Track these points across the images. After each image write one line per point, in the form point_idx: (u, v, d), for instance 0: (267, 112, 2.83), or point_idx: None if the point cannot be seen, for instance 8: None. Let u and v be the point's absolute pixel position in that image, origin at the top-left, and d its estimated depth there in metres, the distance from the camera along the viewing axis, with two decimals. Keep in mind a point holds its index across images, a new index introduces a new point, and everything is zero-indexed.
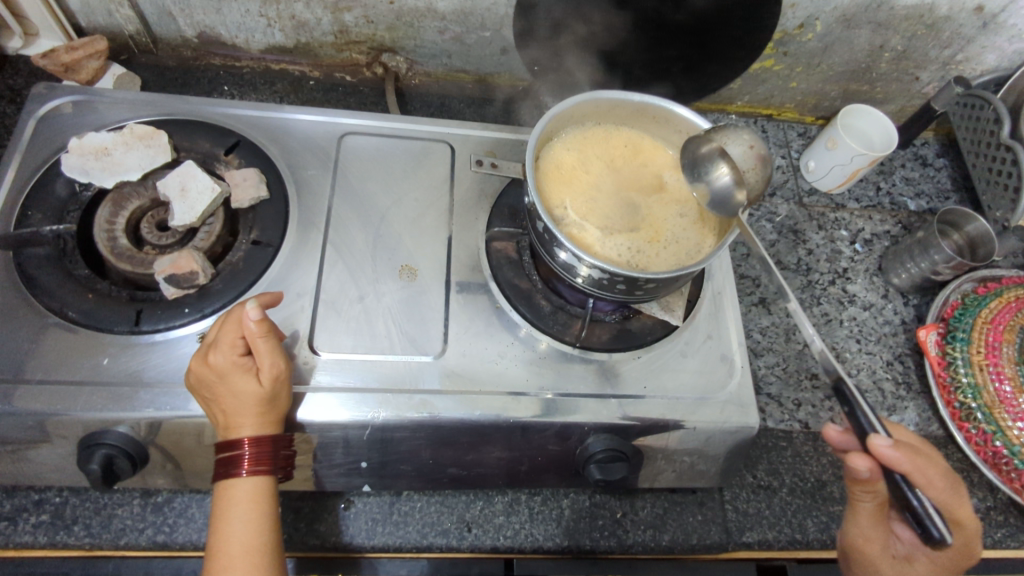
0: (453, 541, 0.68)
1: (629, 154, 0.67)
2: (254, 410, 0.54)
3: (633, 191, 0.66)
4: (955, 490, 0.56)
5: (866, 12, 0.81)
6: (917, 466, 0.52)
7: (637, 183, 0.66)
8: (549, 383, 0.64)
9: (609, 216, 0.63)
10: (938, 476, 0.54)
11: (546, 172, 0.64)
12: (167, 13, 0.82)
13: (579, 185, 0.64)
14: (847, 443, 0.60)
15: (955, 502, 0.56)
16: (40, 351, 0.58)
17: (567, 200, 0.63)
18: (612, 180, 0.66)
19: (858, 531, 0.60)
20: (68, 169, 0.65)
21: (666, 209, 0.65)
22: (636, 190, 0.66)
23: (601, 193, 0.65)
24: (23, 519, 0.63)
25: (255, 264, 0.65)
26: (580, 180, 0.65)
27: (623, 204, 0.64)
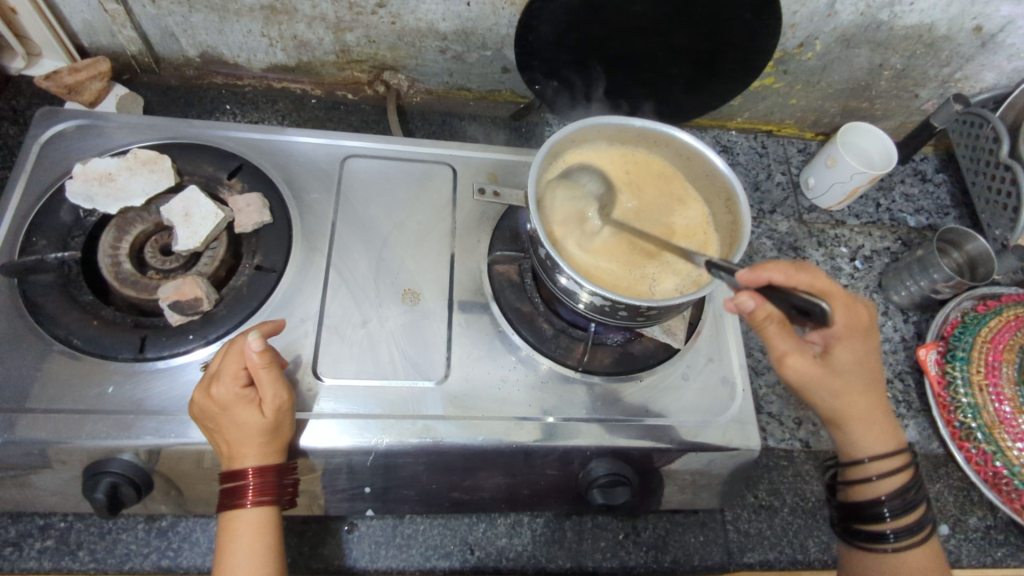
0: (456, 564, 0.69)
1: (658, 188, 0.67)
2: (257, 441, 0.55)
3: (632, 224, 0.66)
4: (800, 279, 0.52)
5: (866, 32, 0.82)
6: (772, 268, 0.50)
7: (647, 219, 0.66)
8: (551, 407, 0.64)
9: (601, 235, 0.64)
10: (779, 268, 0.51)
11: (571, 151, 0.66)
12: (169, 33, 0.83)
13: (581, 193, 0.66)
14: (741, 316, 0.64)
15: (812, 278, 0.53)
16: (43, 380, 0.59)
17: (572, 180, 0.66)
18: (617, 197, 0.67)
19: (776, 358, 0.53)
20: (72, 195, 0.66)
21: (646, 256, 0.64)
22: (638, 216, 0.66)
23: (608, 206, 0.66)
24: (28, 544, 0.64)
25: (258, 290, 0.65)
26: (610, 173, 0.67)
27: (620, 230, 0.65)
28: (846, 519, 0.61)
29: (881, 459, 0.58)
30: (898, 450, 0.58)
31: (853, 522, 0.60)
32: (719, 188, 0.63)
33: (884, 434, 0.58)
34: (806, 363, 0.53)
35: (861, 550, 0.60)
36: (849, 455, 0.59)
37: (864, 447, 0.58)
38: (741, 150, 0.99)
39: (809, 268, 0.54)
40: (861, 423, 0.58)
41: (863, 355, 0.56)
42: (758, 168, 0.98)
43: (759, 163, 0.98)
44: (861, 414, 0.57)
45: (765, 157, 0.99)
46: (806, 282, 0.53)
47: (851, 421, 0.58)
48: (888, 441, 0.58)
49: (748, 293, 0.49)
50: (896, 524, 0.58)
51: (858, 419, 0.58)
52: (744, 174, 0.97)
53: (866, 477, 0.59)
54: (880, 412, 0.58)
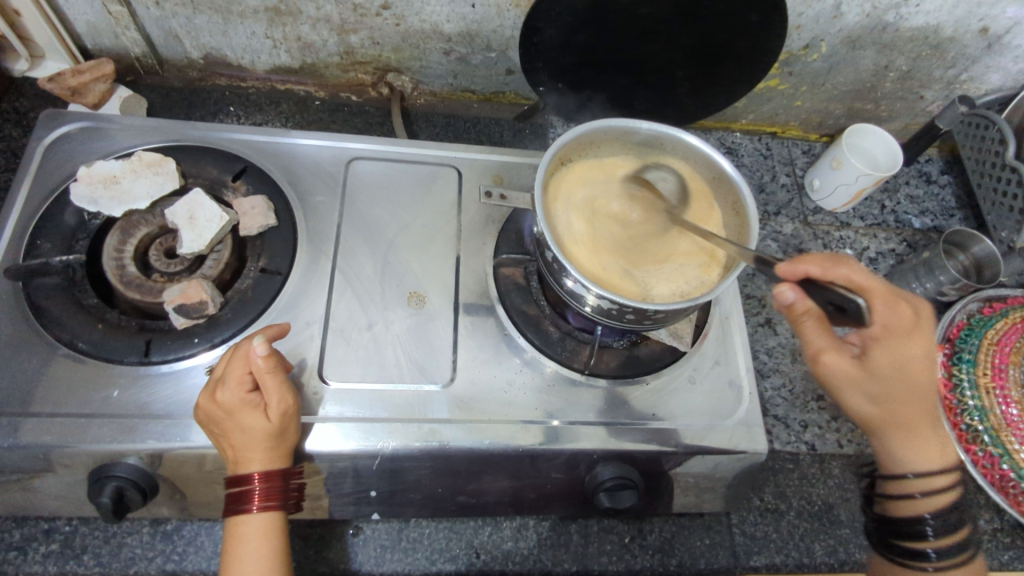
0: (461, 568, 0.68)
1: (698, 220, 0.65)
2: (263, 446, 0.54)
3: (641, 231, 0.65)
4: (837, 273, 0.53)
5: (871, 34, 0.81)
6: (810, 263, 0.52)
7: (667, 237, 0.65)
8: (557, 411, 0.64)
9: (598, 216, 0.65)
10: (818, 262, 0.52)
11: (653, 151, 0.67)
12: (173, 35, 0.82)
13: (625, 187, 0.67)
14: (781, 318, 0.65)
15: (851, 273, 0.54)
16: (48, 383, 0.58)
17: (643, 172, 0.68)
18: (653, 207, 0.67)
19: (813, 354, 0.53)
20: (77, 198, 0.66)
21: (624, 257, 0.63)
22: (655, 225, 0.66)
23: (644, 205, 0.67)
24: (32, 548, 0.63)
25: (263, 293, 0.65)
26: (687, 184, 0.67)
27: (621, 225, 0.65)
28: (886, 534, 0.60)
29: (926, 476, 0.57)
30: (944, 467, 0.57)
31: (894, 538, 0.59)
32: (727, 191, 0.62)
33: (929, 450, 0.57)
34: (844, 361, 0.53)
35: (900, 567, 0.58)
36: (891, 469, 0.59)
37: (906, 461, 0.57)
38: (746, 151, 0.99)
39: (847, 261, 0.55)
40: (902, 435, 0.57)
41: (908, 361, 0.55)
42: (762, 170, 0.98)
43: (764, 165, 0.98)
44: (903, 424, 0.57)
45: (769, 159, 0.99)
46: (845, 276, 0.54)
47: (892, 432, 0.57)
48: (934, 457, 0.57)
49: (789, 285, 0.50)
50: (940, 542, 0.56)
51: (900, 431, 0.57)
52: (749, 176, 0.97)
53: (909, 493, 0.57)
54: (923, 423, 0.57)
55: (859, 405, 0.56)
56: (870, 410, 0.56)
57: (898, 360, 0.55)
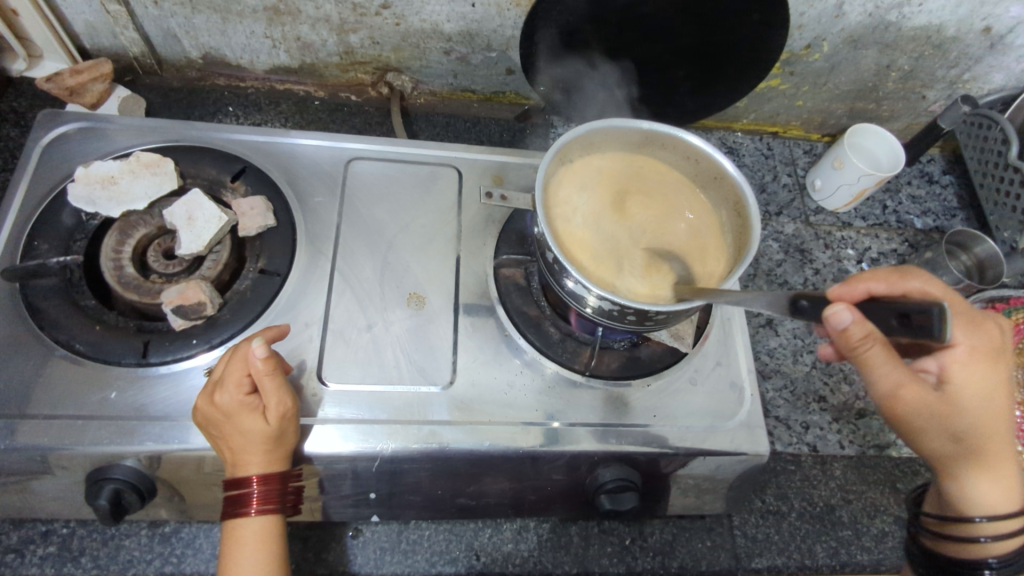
0: (461, 570, 0.68)
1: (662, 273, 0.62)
2: (261, 449, 0.54)
3: (621, 236, 0.64)
4: (903, 289, 0.53)
5: (874, 33, 0.81)
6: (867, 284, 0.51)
7: (636, 247, 0.64)
8: (557, 412, 0.63)
9: (632, 196, 0.67)
10: (881, 283, 0.52)
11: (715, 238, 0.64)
12: (172, 35, 0.82)
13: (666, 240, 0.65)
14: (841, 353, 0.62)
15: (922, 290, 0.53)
16: (45, 384, 0.58)
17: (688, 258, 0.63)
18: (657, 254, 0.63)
19: (888, 388, 0.50)
20: (74, 199, 0.65)
21: (597, 211, 0.65)
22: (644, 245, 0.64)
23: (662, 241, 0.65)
24: (29, 551, 0.63)
25: (262, 294, 0.64)
26: (697, 273, 0.62)
27: (630, 217, 0.66)
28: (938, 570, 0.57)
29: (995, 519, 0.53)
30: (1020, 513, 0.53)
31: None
32: (729, 191, 0.62)
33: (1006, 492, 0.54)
34: (918, 393, 0.50)
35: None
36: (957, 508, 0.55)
37: (980, 504, 0.54)
38: (747, 151, 0.99)
39: (919, 274, 0.55)
40: (979, 473, 0.53)
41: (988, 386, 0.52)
42: (764, 170, 0.97)
43: (765, 165, 0.98)
44: (982, 461, 0.53)
45: (771, 159, 0.99)
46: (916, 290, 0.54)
47: (967, 469, 0.53)
48: (1010, 501, 0.53)
49: (845, 305, 0.44)
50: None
51: (977, 468, 0.53)
52: (751, 176, 0.96)
53: (974, 535, 0.54)
54: (1005, 463, 0.53)
55: (935, 439, 0.53)
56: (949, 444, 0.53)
57: (979, 387, 0.52)
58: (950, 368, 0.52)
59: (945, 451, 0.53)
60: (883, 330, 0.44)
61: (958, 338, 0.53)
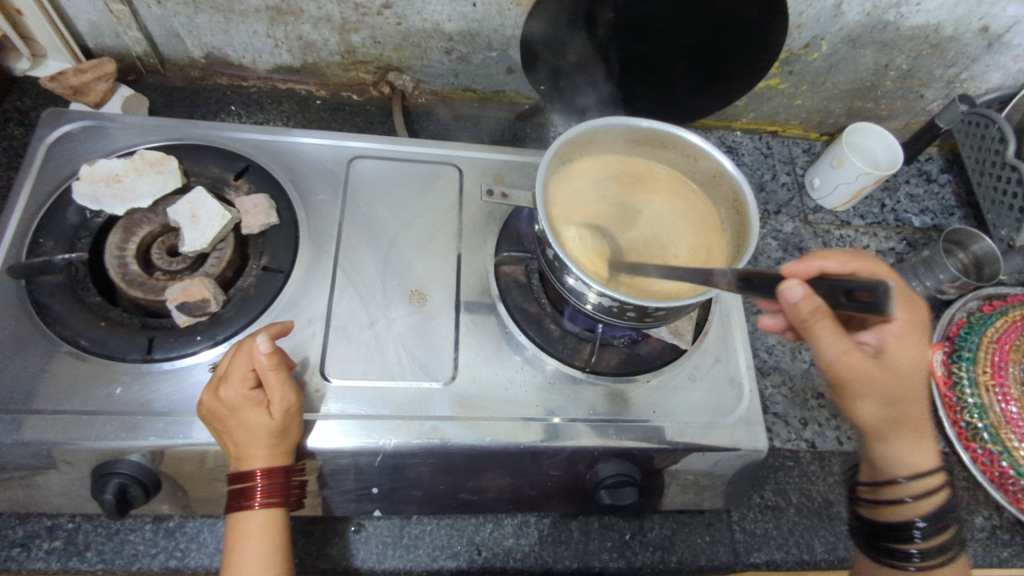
0: (463, 564, 0.69)
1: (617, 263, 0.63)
2: (265, 443, 0.55)
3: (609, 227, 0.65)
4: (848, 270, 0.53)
5: (871, 33, 0.82)
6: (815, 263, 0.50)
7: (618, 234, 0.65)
8: (557, 408, 0.64)
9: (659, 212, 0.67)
10: (835, 263, 0.52)
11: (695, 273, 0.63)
12: (175, 34, 0.83)
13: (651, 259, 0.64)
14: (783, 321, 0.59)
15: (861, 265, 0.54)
16: (50, 380, 0.59)
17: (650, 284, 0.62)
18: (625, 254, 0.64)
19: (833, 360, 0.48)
20: (79, 197, 0.66)
21: (608, 193, 0.67)
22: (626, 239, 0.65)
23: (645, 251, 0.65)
24: (35, 545, 0.64)
25: (265, 291, 0.65)
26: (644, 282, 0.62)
27: (636, 220, 0.66)
28: (872, 536, 0.58)
29: (917, 478, 0.55)
30: (936, 468, 0.55)
31: (883, 540, 0.57)
32: (728, 190, 0.62)
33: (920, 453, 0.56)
34: (860, 363, 0.48)
35: (887, 568, 0.56)
36: (884, 472, 0.56)
37: (903, 464, 0.55)
38: (746, 150, 0.99)
39: (865, 257, 0.56)
40: (902, 435, 0.55)
41: (915, 357, 0.53)
42: (763, 169, 0.98)
43: (764, 164, 0.98)
44: (902, 423, 0.54)
45: (769, 158, 0.99)
46: (863, 270, 0.55)
47: (892, 432, 0.54)
48: (927, 458, 0.55)
49: (796, 280, 0.42)
50: (927, 544, 0.54)
51: (900, 430, 0.54)
52: (749, 175, 0.97)
53: (900, 497, 0.55)
54: (922, 425, 0.55)
55: (869, 406, 0.52)
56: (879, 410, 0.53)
57: (907, 359, 0.53)
58: (888, 341, 0.52)
59: (878, 418, 0.53)
60: (833, 304, 0.42)
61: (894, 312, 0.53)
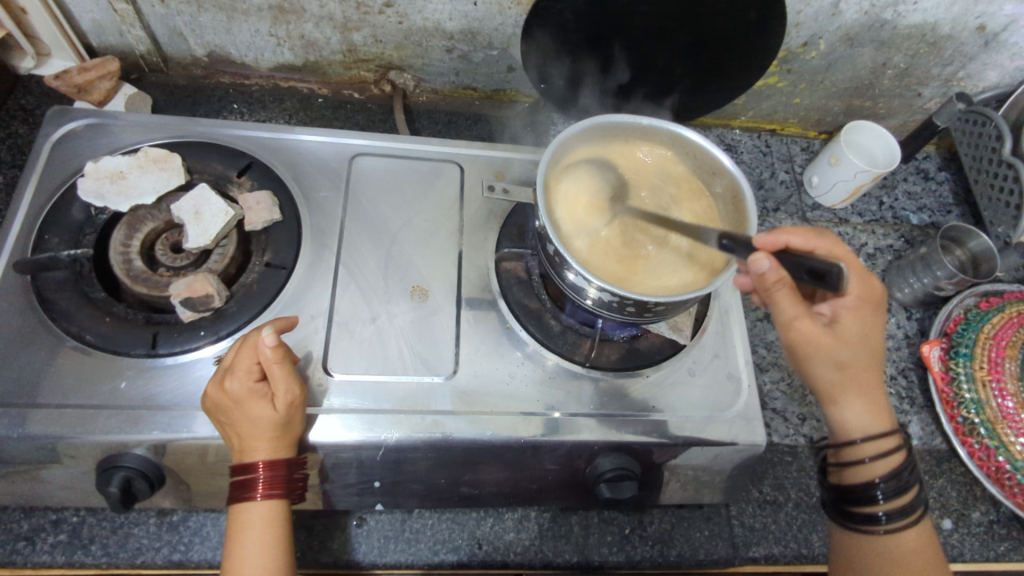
0: (464, 558, 0.69)
1: (588, 225, 0.65)
2: (268, 435, 0.55)
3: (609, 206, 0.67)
4: (817, 244, 0.57)
5: (869, 31, 0.82)
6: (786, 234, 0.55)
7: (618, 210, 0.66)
8: (557, 402, 0.64)
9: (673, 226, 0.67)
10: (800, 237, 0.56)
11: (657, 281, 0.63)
12: (178, 33, 0.83)
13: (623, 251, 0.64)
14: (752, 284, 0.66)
15: (827, 243, 0.58)
16: (55, 375, 0.59)
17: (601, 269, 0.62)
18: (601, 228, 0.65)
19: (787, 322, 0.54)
20: (84, 194, 0.66)
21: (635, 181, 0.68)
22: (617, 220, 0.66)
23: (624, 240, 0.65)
24: (40, 539, 0.64)
25: (268, 287, 0.66)
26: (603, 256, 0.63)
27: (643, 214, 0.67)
28: (838, 502, 0.61)
29: (874, 441, 0.57)
30: (889, 431, 0.57)
31: (847, 505, 0.60)
32: (726, 186, 0.63)
33: (875, 414, 0.58)
34: (813, 328, 0.54)
35: (854, 532, 0.59)
36: (841, 436, 0.59)
37: (858, 427, 0.58)
38: (744, 148, 1.00)
39: (826, 236, 0.59)
40: (855, 398, 0.57)
41: (869, 327, 0.57)
42: (761, 167, 0.98)
43: (763, 162, 0.99)
44: (856, 387, 0.57)
45: (768, 156, 1.00)
46: (822, 248, 0.58)
47: (844, 394, 0.57)
48: (879, 420, 0.58)
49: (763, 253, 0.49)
50: (890, 506, 0.57)
51: (852, 392, 0.57)
52: (748, 173, 0.98)
53: (859, 458, 0.58)
54: (875, 389, 0.58)
55: (821, 369, 0.56)
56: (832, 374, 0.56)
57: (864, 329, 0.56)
58: (842, 311, 0.56)
59: (830, 381, 0.56)
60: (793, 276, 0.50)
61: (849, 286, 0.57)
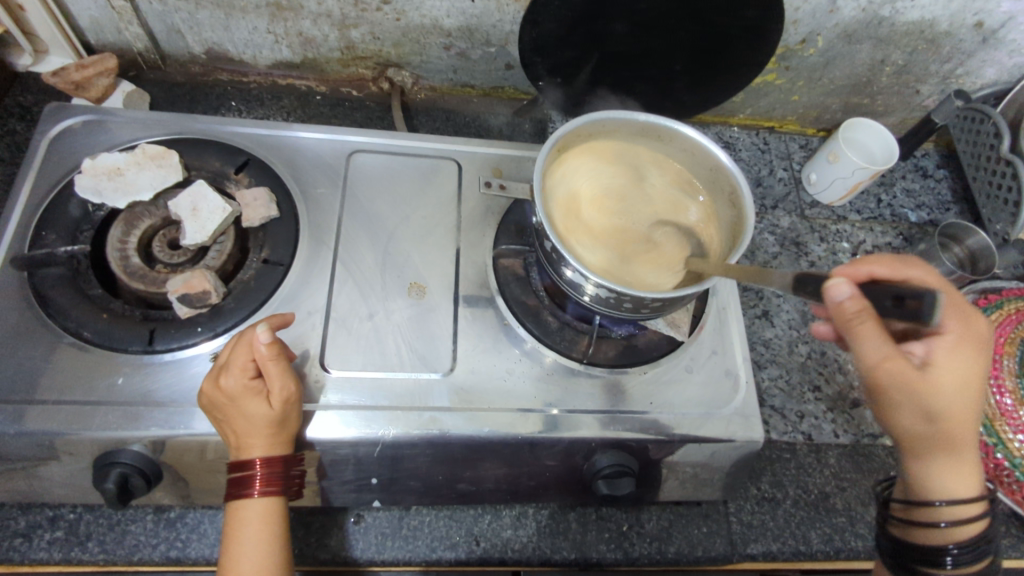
0: (461, 555, 0.69)
1: (639, 190, 0.69)
2: (265, 433, 0.55)
3: (646, 220, 0.67)
4: (907, 274, 0.55)
5: (867, 28, 0.82)
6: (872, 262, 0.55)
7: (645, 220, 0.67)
8: (555, 399, 0.64)
9: (610, 253, 0.64)
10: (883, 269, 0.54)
11: (558, 197, 0.64)
12: (176, 31, 0.83)
13: (583, 208, 0.66)
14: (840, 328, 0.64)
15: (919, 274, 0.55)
16: (53, 371, 0.59)
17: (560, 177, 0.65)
18: (606, 196, 0.67)
19: (873, 362, 0.48)
20: (81, 190, 0.66)
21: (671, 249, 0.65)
22: (621, 211, 0.67)
23: (598, 210, 0.66)
24: (37, 536, 0.64)
25: (266, 283, 0.66)
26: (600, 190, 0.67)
27: (626, 239, 0.65)
28: (901, 556, 0.57)
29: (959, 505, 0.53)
30: (977, 496, 0.53)
31: (914, 562, 0.56)
32: (723, 183, 0.63)
33: (966, 478, 0.54)
34: (902, 367, 0.48)
35: None
36: (923, 493, 0.55)
37: (941, 487, 0.54)
38: (743, 146, 1.00)
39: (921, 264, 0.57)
40: (945, 458, 0.53)
41: (968, 374, 0.51)
42: (760, 164, 0.98)
43: (761, 159, 0.99)
44: (951, 450, 0.53)
45: (766, 153, 1.00)
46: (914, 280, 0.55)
47: (933, 452, 0.53)
48: (964, 483, 0.54)
49: (845, 279, 0.45)
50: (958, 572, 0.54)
51: (944, 453, 0.53)
52: (747, 170, 0.97)
53: (935, 521, 0.55)
54: (967, 453, 0.53)
55: (908, 416, 0.51)
56: (920, 426, 0.51)
57: (964, 377, 0.51)
58: (936, 352, 0.51)
59: (916, 431, 0.52)
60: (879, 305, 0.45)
61: (946, 324, 0.52)
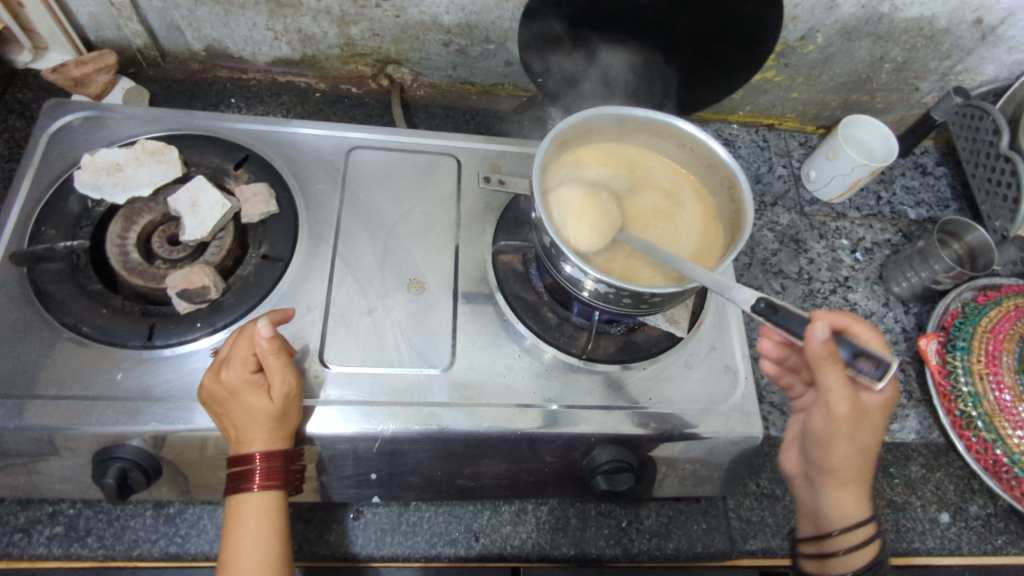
0: (460, 551, 0.69)
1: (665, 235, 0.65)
2: (265, 427, 0.55)
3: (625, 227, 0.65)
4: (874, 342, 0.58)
5: (866, 25, 0.82)
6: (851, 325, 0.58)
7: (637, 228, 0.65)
8: (554, 395, 0.64)
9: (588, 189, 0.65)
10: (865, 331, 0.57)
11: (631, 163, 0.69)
12: (175, 27, 0.83)
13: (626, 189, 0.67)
14: (783, 353, 0.63)
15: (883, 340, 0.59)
16: (52, 366, 0.59)
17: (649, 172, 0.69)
18: (643, 206, 0.67)
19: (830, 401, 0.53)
20: (80, 186, 0.66)
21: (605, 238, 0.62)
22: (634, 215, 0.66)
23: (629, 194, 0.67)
24: (37, 531, 0.64)
25: (265, 279, 0.66)
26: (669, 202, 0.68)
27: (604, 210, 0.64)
28: None
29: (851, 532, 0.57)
30: (867, 521, 0.57)
31: None
32: (723, 177, 0.63)
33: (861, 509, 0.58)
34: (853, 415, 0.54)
35: None
36: (825, 522, 0.59)
37: (841, 518, 0.58)
38: (742, 143, 1.00)
39: None
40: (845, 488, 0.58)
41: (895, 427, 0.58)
42: (759, 161, 0.98)
43: (760, 156, 0.99)
44: (855, 480, 0.58)
45: (766, 151, 1.00)
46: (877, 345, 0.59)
47: (838, 480, 0.58)
48: (861, 509, 0.58)
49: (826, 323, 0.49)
50: None
51: (847, 483, 0.58)
52: (746, 167, 0.97)
53: (833, 549, 0.57)
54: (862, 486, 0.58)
55: (848, 454, 0.57)
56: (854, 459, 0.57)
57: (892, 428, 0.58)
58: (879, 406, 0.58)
59: (848, 466, 0.57)
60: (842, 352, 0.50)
61: None
